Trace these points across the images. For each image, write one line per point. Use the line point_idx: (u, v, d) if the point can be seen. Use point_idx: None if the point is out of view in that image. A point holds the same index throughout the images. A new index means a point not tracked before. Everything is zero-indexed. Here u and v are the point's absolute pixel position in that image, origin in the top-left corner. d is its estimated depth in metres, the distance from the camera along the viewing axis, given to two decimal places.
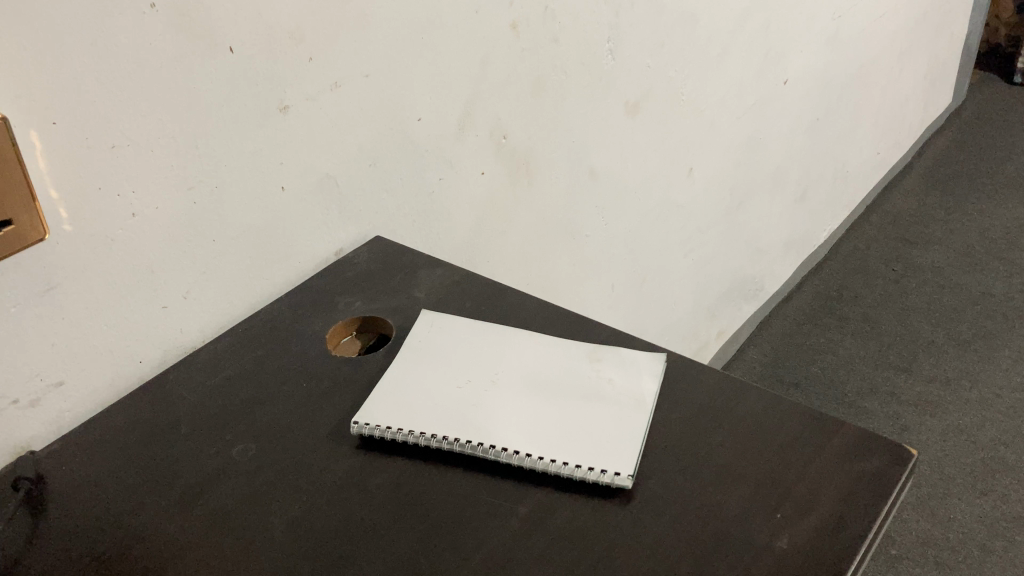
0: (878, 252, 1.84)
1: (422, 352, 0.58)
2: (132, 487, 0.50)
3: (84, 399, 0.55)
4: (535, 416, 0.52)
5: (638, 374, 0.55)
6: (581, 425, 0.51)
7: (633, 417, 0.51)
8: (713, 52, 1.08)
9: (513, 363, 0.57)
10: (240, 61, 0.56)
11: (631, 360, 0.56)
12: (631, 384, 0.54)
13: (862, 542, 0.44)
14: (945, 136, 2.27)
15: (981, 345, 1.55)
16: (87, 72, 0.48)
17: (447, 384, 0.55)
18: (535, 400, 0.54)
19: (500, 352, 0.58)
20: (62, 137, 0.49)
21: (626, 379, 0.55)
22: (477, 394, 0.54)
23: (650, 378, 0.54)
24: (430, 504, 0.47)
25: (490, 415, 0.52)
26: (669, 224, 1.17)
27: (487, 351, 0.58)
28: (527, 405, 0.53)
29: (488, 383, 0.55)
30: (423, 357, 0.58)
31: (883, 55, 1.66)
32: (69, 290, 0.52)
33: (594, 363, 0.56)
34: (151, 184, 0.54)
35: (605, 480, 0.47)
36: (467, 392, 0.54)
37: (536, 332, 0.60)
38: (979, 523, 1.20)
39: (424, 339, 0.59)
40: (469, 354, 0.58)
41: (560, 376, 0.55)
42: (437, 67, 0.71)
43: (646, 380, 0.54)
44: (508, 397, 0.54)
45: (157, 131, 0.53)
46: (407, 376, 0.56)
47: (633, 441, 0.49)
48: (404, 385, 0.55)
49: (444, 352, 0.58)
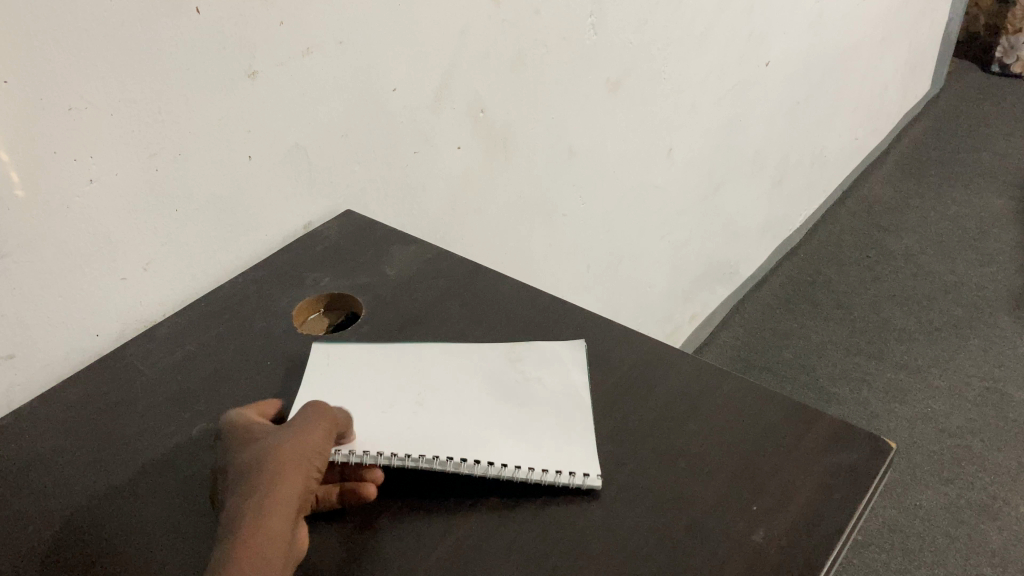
0: (852, 238, 1.84)
1: (328, 382, 0.52)
2: (84, 465, 0.48)
3: (35, 372, 0.53)
4: (485, 429, 0.49)
5: (566, 368, 0.53)
6: (528, 431, 0.49)
7: (577, 417, 0.50)
8: (696, 32, 1.06)
9: (436, 383, 0.52)
10: (206, 22, 0.53)
11: (552, 352, 0.55)
12: (562, 381, 0.53)
13: (840, 535, 0.42)
14: (920, 123, 2.28)
15: (951, 334, 1.55)
16: (42, 30, 0.46)
17: (370, 409, 0.50)
18: (473, 414, 0.50)
19: (415, 370, 0.54)
20: (14, 96, 0.46)
21: (555, 377, 0.53)
22: (410, 416, 0.50)
23: (578, 369, 0.53)
24: (398, 490, 0.45)
25: (437, 430, 0.48)
26: (646, 205, 1.16)
27: (402, 369, 0.54)
28: (470, 417, 0.50)
29: (414, 404, 0.51)
30: (334, 386, 0.52)
31: (864, 40, 1.65)
32: (18, 259, 0.50)
33: (517, 365, 0.54)
34: (109, 149, 0.51)
35: (575, 482, 0.45)
36: (396, 417, 0.49)
37: (448, 346, 0.56)
38: (945, 511, 1.21)
39: (328, 365, 0.53)
40: (381, 377, 0.53)
41: (489, 386, 0.52)
42: (413, 37, 0.69)
43: (574, 372, 0.53)
44: (445, 414, 0.50)
45: (117, 93, 0.50)
46: (323, 404, 0.50)
47: (588, 443, 0.48)
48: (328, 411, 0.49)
49: (356, 378, 0.53)
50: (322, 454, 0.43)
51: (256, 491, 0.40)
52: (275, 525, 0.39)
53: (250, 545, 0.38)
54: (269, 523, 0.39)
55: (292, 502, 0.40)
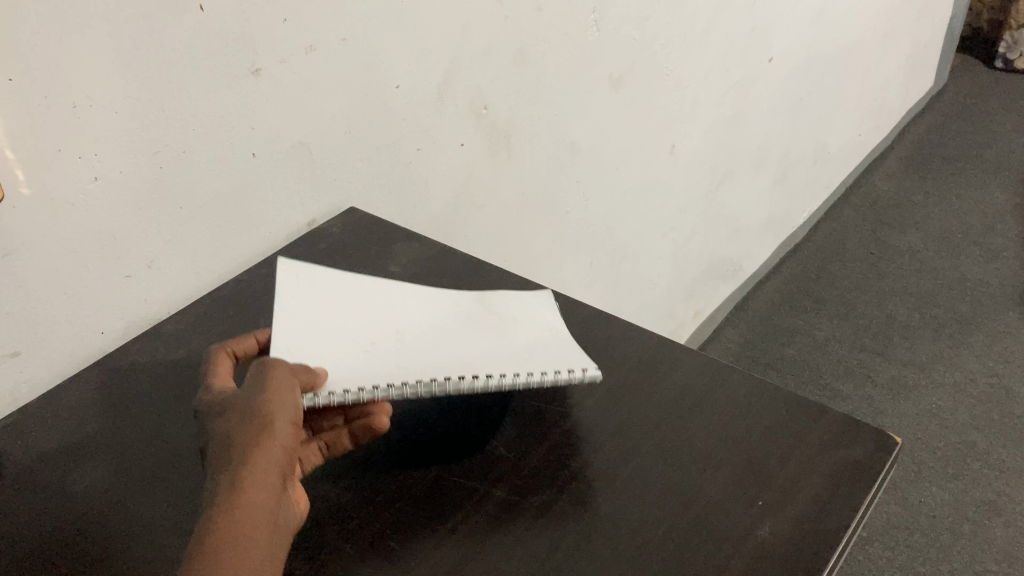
0: (855, 234, 1.84)
1: (301, 304, 0.50)
2: (89, 463, 0.48)
3: (39, 369, 0.53)
4: (474, 351, 0.49)
5: (537, 312, 0.56)
6: (515, 352, 0.49)
7: (562, 342, 0.52)
8: (698, 28, 1.06)
9: (409, 321, 0.52)
10: (210, 19, 0.53)
11: (520, 301, 0.57)
12: (538, 320, 0.54)
13: (845, 531, 0.42)
14: (923, 120, 2.28)
15: (955, 330, 1.55)
16: (46, 27, 0.46)
17: (351, 339, 0.49)
18: (457, 341, 0.50)
19: (387, 309, 0.53)
20: (20, 93, 0.46)
21: (529, 317, 0.55)
22: (393, 347, 0.49)
23: (549, 313, 0.56)
24: (402, 488, 0.45)
25: (429, 356, 0.47)
26: (649, 202, 1.16)
27: (372, 308, 0.53)
28: (455, 343, 0.49)
29: (392, 337, 0.50)
30: (308, 311, 0.50)
31: (867, 35, 1.64)
32: (23, 257, 0.50)
33: (490, 309, 0.55)
34: (113, 147, 0.51)
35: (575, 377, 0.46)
36: (381, 347, 0.48)
37: (416, 294, 0.55)
38: (949, 507, 1.21)
39: (297, 288, 0.52)
40: (352, 312, 0.52)
41: (466, 321, 0.53)
42: (416, 33, 0.69)
43: (546, 315, 0.55)
44: (428, 343, 0.49)
45: (121, 91, 0.50)
46: (304, 328, 0.48)
47: (577, 355, 0.49)
48: (311, 335, 0.48)
49: (328, 309, 0.51)
50: (293, 418, 0.38)
51: (223, 478, 0.35)
52: (249, 513, 0.34)
53: (222, 541, 0.33)
54: (242, 510, 0.34)
55: (266, 483, 0.36)
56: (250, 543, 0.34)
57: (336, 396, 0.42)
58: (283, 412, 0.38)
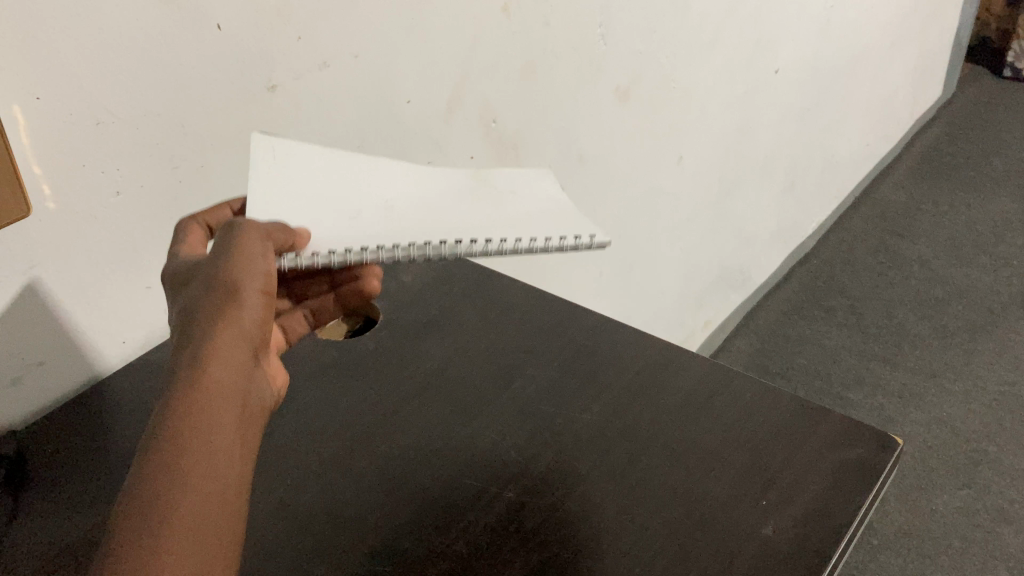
0: (864, 243, 1.84)
1: (277, 173, 0.50)
2: (114, 467, 0.49)
3: (62, 376, 0.55)
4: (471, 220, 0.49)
5: (533, 185, 0.58)
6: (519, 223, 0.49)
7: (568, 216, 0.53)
8: (704, 39, 1.08)
9: (396, 195, 0.52)
10: (227, 38, 0.55)
11: (516, 180, 0.58)
12: (538, 196, 0.56)
13: (848, 528, 0.43)
14: (932, 129, 2.29)
15: (966, 338, 1.55)
16: (72, 47, 0.48)
17: (336, 212, 0.49)
18: (452, 213, 0.50)
19: (372, 184, 0.53)
20: (46, 110, 0.48)
21: (527, 192, 0.56)
22: (378, 219, 0.49)
23: (546, 188, 0.58)
24: (415, 489, 0.47)
25: (423, 225, 0.48)
26: (657, 211, 1.17)
27: (361, 181, 0.53)
28: (450, 215, 0.50)
29: (377, 211, 0.50)
30: (287, 181, 0.50)
31: (874, 45, 1.65)
32: (49, 269, 0.51)
33: (488, 185, 0.57)
34: (134, 161, 0.53)
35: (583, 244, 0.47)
36: (366, 219, 0.48)
37: (400, 172, 0.55)
38: (961, 514, 1.21)
39: (275, 157, 0.51)
40: (333, 184, 0.52)
41: (462, 195, 0.54)
42: (426, 48, 0.70)
43: (545, 191, 0.57)
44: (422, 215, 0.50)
45: (142, 107, 0.52)
46: (288, 197, 0.48)
47: (583, 224, 0.51)
48: (298, 204, 0.48)
49: (308, 178, 0.51)
50: (262, 287, 0.40)
51: (190, 345, 0.36)
52: (214, 384, 0.36)
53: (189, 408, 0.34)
54: (207, 384, 0.35)
55: (232, 354, 0.37)
56: (221, 404, 0.35)
57: (315, 257, 0.43)
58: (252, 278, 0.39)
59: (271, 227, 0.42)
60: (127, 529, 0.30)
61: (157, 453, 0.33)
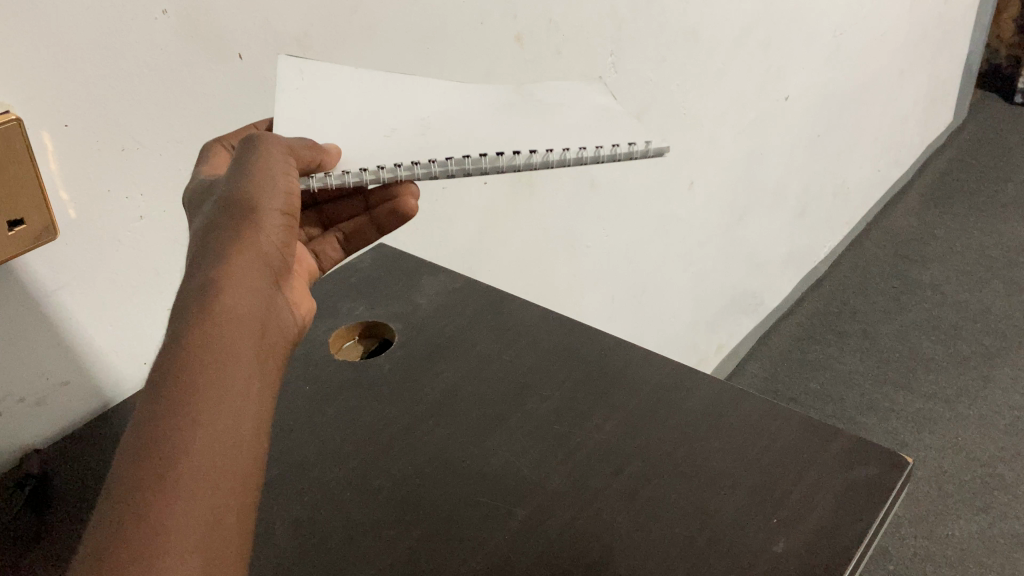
0: (876, 269, 1.85)
1: (309, 96, 0.51)
2: None
3: (85, 398, 0.56)
4: (510, 129, 0.48)
5: (585, 96, 0.56)
6: (564, 132, 0.48)
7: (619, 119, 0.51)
8: (714, 67, 1.09)
9: (432, 107, 0.52)
10: (248, 67, 0.57)
11: (565, 89, 0.56)
12: (589, 103, 0.54)
13: (858, 545, 0.44)
14: (944, 154, 2.29)
15: (980, 363, 1.55)
16: (99, 77, 0.49)
17: (372, 130, 0.48)
18: (491, 122, 0.49)
19: (412, 99, 0.53)
20: (75, 137, 0.49)
21: (576, 100, 0.54)
22: (415, 132, 0.48)
23: (598, 96, 0.55)
24: (430, 506, 0.47)
25: (461, 137, 0.47)
26: (669, 237, 1.19)
27: (396, 98, 0.53)
28: (488, 124, 0.49)
29: (416, 124, 0.49)
30: (320, 103, 0.50)
31: (883, 72, 1.67)
32: (72, 292, 0.53)
33: (533, 95, 0.55)
34: (157, 186, 0.55)
35: (637, 150, 0.45)
36: (403, 134, 0.48)
37: (440, 86, 0.55)
38: (978, 540, 1.20)
39: (305, 84, 0.52)
40: (370, 103, 0.52)
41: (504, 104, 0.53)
42: (440, 75, 0.72)
43: (595, 98, 0.55)
44: (458, 126, 0.49)
45: (166, 134, 0.54)
46: (321, 120, 0.48)
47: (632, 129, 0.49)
48: (330, 128, 0.48)
49: (340, 99, 0.51)
50: (283, 206, 0.39)
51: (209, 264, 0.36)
52: (232, 310, 0.35)
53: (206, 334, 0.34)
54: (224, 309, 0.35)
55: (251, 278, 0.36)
56: (236, 333, 0.35)
57: (344, 175, 0.43)
58: (274, 194, 0.39)
59: (295, 144, 0.42)
60: (132, 461, 0.30)
61: (164, 377, 0.32)
